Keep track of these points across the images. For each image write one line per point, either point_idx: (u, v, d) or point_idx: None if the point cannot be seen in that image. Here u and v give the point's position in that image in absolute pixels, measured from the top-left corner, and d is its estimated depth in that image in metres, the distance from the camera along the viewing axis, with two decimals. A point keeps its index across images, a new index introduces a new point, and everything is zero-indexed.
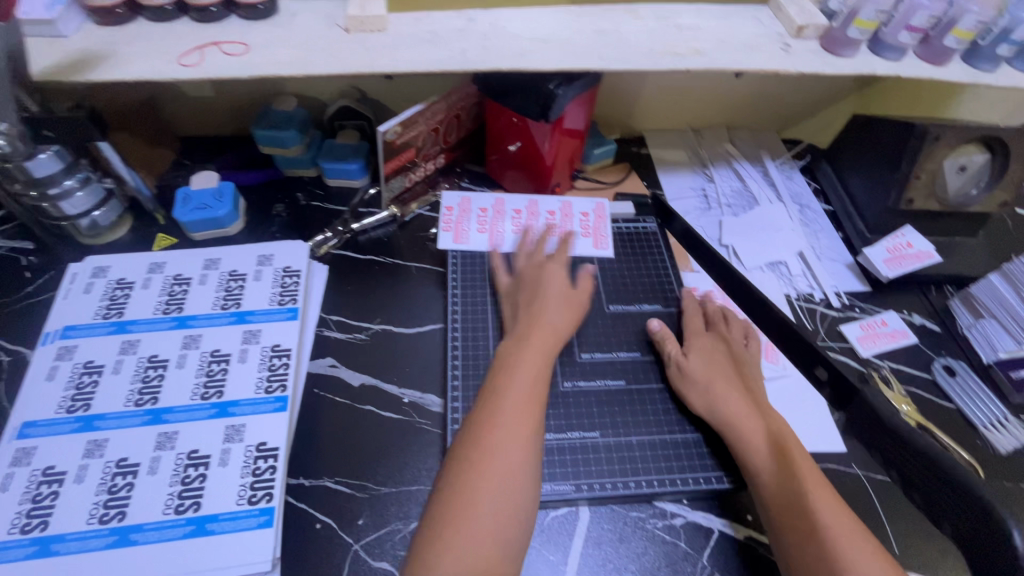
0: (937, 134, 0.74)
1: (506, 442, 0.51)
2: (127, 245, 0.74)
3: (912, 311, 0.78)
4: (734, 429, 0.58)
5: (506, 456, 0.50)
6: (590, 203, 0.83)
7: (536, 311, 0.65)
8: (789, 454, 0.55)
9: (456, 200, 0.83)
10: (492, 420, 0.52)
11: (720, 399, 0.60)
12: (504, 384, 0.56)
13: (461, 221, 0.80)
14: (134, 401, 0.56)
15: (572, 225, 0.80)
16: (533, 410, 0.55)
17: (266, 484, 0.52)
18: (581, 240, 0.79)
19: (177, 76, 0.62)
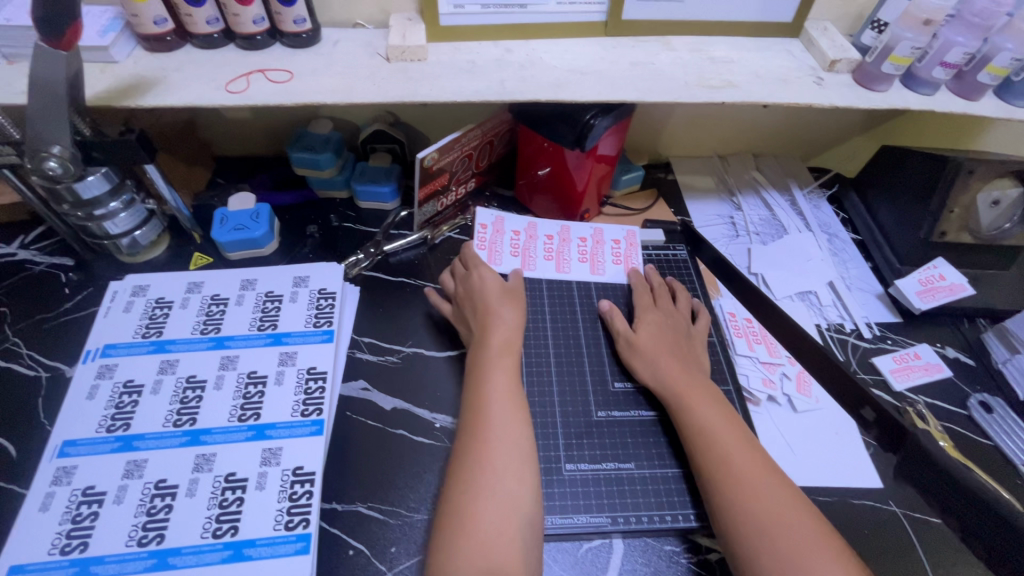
0: (971, 168, 0.75)
1: (503, 441, 0.54)
2: (164, 263, 0.76)
3: (945, 344, 0.77)
4: (682, 403, 0.60)
5: (498, 451, 0.53)
6: (622, 230, 0.84)
7: (508, 309, 0.67)
8: (731, 430, 0.56)
9: (490, 218, 0.83)
10: (482, 419, 0.55)
11: (662, 368, 0.63)
12: (484, 380, 0.59)
13: (494, 241, 0.80)
14: (172, 422, 0.57)
15: (603, 252, 0.81)
16: (519, 406, 0.57)
17: (303, 509, 0.52)
18: (612, 267, 0.79)
19: (224, 102, 0.64)
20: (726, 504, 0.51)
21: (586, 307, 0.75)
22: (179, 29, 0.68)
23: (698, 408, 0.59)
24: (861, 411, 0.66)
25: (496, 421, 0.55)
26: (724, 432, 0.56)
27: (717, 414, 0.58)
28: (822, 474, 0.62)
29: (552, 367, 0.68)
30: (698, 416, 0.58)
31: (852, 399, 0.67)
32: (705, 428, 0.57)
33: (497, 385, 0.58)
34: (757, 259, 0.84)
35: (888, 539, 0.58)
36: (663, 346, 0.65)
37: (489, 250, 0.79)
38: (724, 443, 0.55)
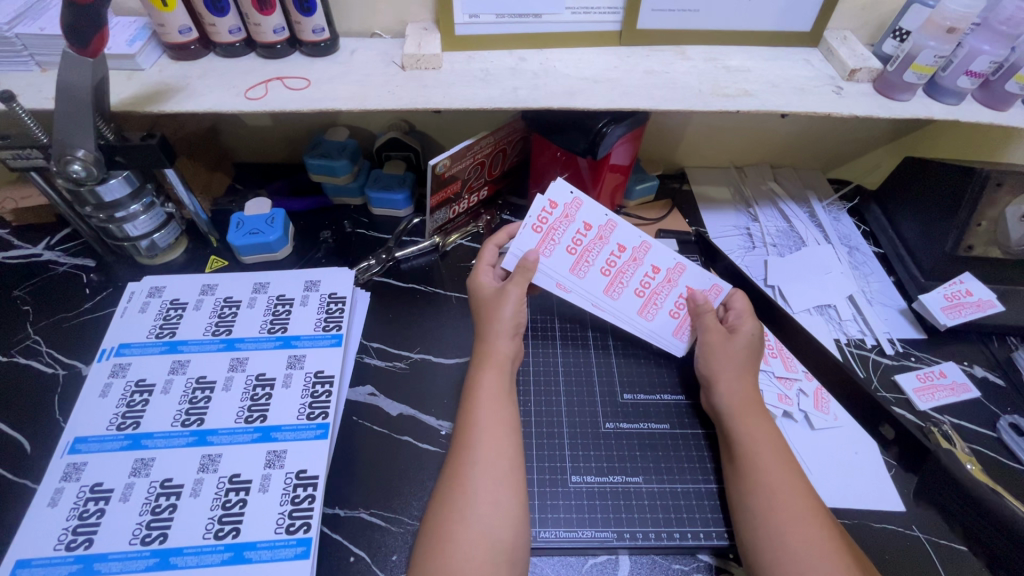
0: (999, 180, 0.73)
1: (481, 464, 0.52)
2: (182, 265, 0.77)
3: (972, 362, 0.74)
4: (731, 422, 0.57)
5: (479, 473, 0.52)
6: (708, 280, 0.69)
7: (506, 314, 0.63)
8: (777, 456, 0.53)
9: (567, 196, 0.65)
10: (466, 440, 0.54)
11: (724, 389, 0.60)
12: (480, 397, 0.58)
13: (556, 227, 0.66)
14: (181, 421, 0.57)
15: (665, 295, 0.68)
16: (506, 428, 0.56)
17: (304, 513, 0.52)
18: (664, 317, 0.68)
19: (242, 108, 0.65)
20: (766, 525, 0.49)
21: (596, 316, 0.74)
22: (202, 39, 0.70)
23: (750, 428, 0.56)
24: (881, 428, 0.64)
25: (482, 442, 0.54)
26: (766, 456, 0.53)
27: (762, 437, 0.55)
28: (841, 496, 0.60)
29: (560, 376, 0.67)
30: (743, 437, 0.55)
31: (873, 417, 0.64)
32: (750, 450, 0.54)
33: (486, 406, 0.57)
34: (774, 270, 0.82)
35: (909, 563, 0.55)
36: (737, 356, 0.61)
37: (544, 235, 0.66)
38: (765, 467, 0.52)
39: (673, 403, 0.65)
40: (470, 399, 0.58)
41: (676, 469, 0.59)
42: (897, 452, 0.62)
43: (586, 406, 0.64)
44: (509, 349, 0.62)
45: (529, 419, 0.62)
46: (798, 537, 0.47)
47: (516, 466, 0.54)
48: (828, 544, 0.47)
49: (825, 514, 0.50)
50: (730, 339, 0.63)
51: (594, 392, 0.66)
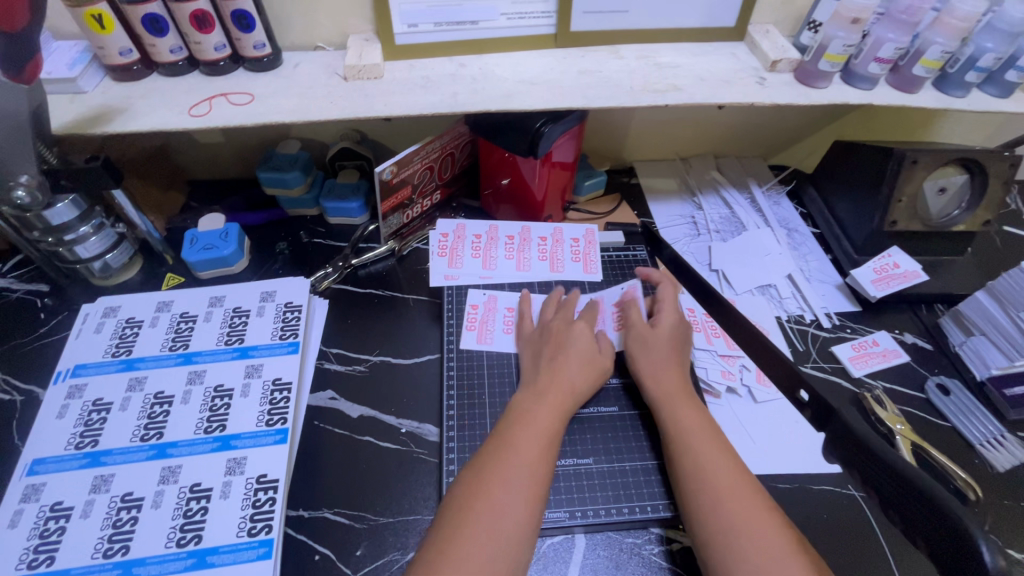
0: (914, 158, 0.77)
1: (504, 477, 0.52)
2: (137, 285, 0.78)
3: (903, 330, 0.79)
4: (664, 405, 0.61)
5: (499, 489, 0.51)
6: (622, 288, 0.77)
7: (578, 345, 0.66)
8: (715, 448, 0.56)
9: (481, 296, 0.77)
10: (508, 440, 0.55)
11: (652, 376, 0.64)
12: (518, 421, 0.58)
13: (486, 320, 0.75)
14: (140, 436, 0.58)
15: (606, 318, 0.74)
16: (543, 453, 0.55)
17: (265, 516, 0.54)
18: (616, 334, 0.72)
19: (187, 126, 0.66)
20: (700, 500, 0.52)
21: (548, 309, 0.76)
22: (145, 59, 0.71)
23: (678, 410, 0.60)
24: (797, 392, 0.59)
25: (512, 460, 0.53)
26: (700, 446, 0.56)
27: (693, 417, 0.59)
28: (781, 462, 0.63)
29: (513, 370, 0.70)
30: (675, 418, 0.59)
31: (791, 382, 0.60)
32: (680, 430, 0.58)
33: (524, 430, 0.56)
34: (717, 255, 0.86)
35: (844, 520, 0.59)
36: (658, 345, 0.66)
37: (480, 329, 0.74)
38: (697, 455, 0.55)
39: (621, 387, 0.68)
40: (504, 425, 0.58)
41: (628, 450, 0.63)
42: None
43: None
44: (581, 373, 0.64)
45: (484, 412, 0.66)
46: (752, 526, 0.49)
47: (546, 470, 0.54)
48: (779, 534, 0.48)
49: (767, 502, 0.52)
50: (653, 331, 0.67)
51: None
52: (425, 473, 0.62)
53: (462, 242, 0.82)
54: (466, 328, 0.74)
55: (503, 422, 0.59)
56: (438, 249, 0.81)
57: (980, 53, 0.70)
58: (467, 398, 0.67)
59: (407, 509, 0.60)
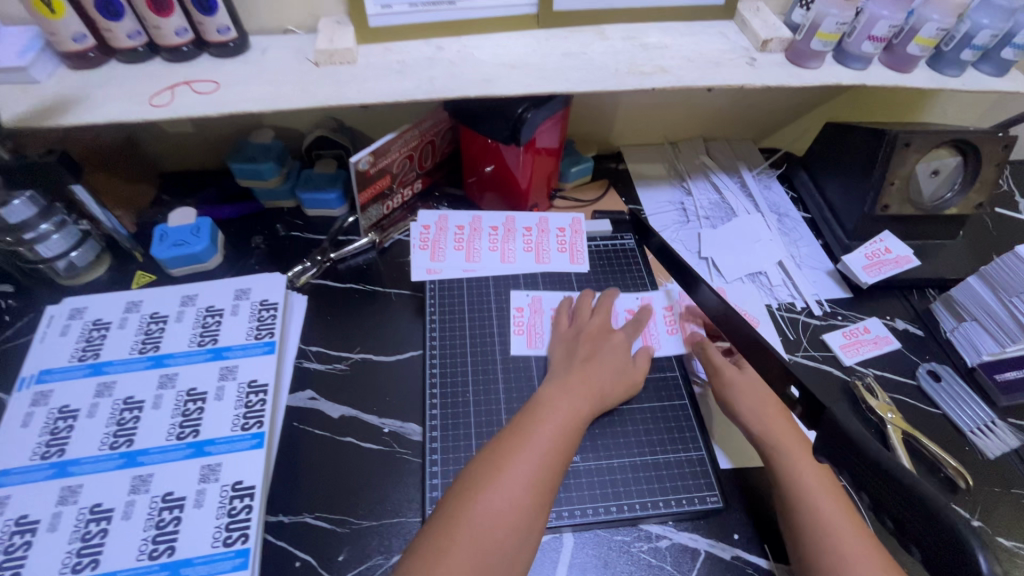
0: (908, 140, 0.75)
1: (486, 507, 0.49)
2: (105, 285, 0.74)
3: (894, 316, 0.78)
4: (780, 456, 0.57)
5: (483, 520, 0.49)
6: (670, 296, 0.76)
7: (606, 348, 0.65)
8: (832, 501, 0.53)
9: (526, 299, 0.75)
10: (521, 432, 0.56)
11: (768, 419, 0.60)
12: (514, 442, 0.54)
13: (534, 324, 0.72)
14: (109, 444, 0.56)
15: (653, 323, 0.73)
16: (538, 482, 0.52)
17: (242, 525, 0.52)
18: (665, 339, 0.71)
19: (148, 116, 0.63)
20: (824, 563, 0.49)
21: (534, 301, 0.74)
22: (101, 45, 0.67)
23: (793, 459, 0.56)
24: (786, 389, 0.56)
25: (500, 489, 0.50)
26: (817, 498, 0.53)
27: (810, 469, 0.55)
28: None
29: (497, 366, 0.68)
30: (793, 470, 0.55)
31: (781, 377, 0.57)
32: (799, 483, 0.54)
33: (520, 454, 0.53)
34: (706, 243, 0.84)
35: None
36: (749, 386, 0.63)
37: (528, 334, 0.71)
38: (817, 511, 0.52)
39: None
40: (498, 445, 0.55)
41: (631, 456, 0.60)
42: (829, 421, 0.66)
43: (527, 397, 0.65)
44: (604, 377, 0.62)
45: (468, 411, 0.64)
46: None
47: (558, 466, 0.54)
48: None
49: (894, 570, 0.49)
50: (735, 369, 0.65)
51: (531, 377, 0.67)
52: (409, 474, 0.61)
53: (444, 234, 0.79)
54: (515, 333, 0.71)
55: (498, 440, 0.56)
56: (419, 241, 0.78)
57: (975, 31, 0.68)
58: (451, 397, 0.66)
59: (391, 511, 0.59)
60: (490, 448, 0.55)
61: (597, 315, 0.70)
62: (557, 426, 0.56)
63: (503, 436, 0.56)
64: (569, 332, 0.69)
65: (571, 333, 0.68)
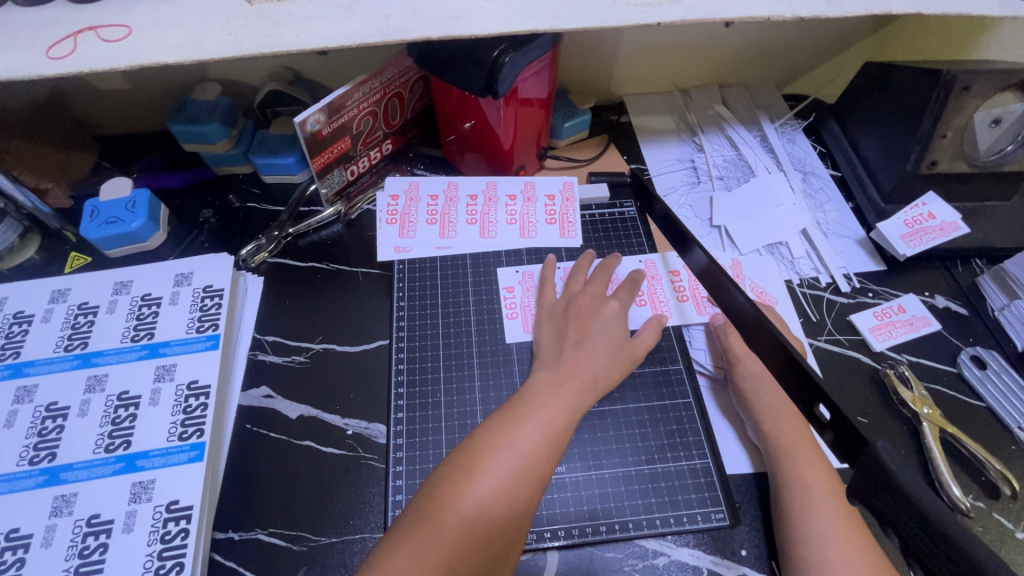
0: (966, 83, 0.62)
1: (441, 526, 0.41)
2: (36, 267, 0.66)
3: (934, 292, 0.68)
4: (786, 461, 0.50)
5: (434, 543, 0.41)
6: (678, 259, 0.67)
7: (603, 326, 0.57)
8: (849, 545, 0.44)
9: (516, 276, 0.65)
10: (507, 421, 0.48)
11: (776, 421, 0.53)
12: (483, 451, 0.46)
13: (528, 303, 0.63)
14: (28, 459, 0.49)
15: (662, 290, 0.64)
16: (510, 498, 0.44)
17: (176, 552, 0.45)
18: (677, 308, 0.63)
19: (45, 72, 0.51)
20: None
21: (523, 280, 0.65)
22: None
23: (799, 468, 0.49)
24: (813, 406, 0.38)
25: (460, 507, 0.43)
26: (832, 540, 0.45)
27: (820, 480, 0.48)
28: None
29: (473, 360, 0.60)
30: (797, 479, 0.49)
31: (804, 394, 0.40)
32: (803, 496, 0.48)
33: (489, 467, 0.45)
34: (719, 208, 0.73)
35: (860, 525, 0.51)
36: (765, 381, 0.55)
37: (523, 316, 0.63)
38: (829, 557, 0.44)
39: None
40: (464, 453, 0.46)
41: (623, 461, 0.54)
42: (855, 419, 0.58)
43: (505, 395, 0.57)
44: (600, 366, 0.54)
45: (439, 413, 0.57)
46: None
47: (547, 464, 0.47)
48: None
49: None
50: (750, 360, 0.56)
51: (511, 373, 0.59)
52: (373, 484, 0.54)
53: (415, 204, 0.70)
54: (506, 316, 0.63)
55: (465, 446, 0.47)
56: (386, 214, 0.69)
57: None
58: (419, 398, 0.58)
59: (354, 527, 0.52)
60: (454, 455, 0.47)
61: (590, 286, 0.60)
62: (538, 433, 0.48)
63: (471, 440, 0.48)
64: (558, 304, 0.60)
65: (564, 306, 0.59)
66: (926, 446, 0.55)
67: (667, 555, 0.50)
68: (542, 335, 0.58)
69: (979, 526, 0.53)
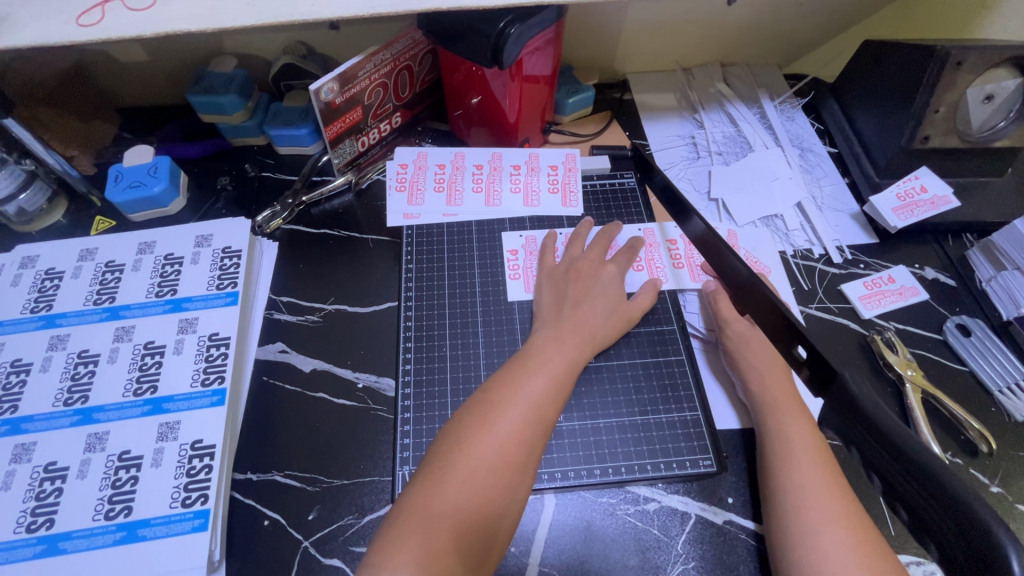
0: (960, 57, 0.64)
1: (467, 472, 0.45)
2: (63, 230, 0.70)
3: (924, 264, 0.70)
4: (771, 414, 0.53)
5: (459, 486, 0.44)
6: (677, 230, 0.69)
7: (602, 287, 0.60)
8: (825, 489, 0.47)
9: (519, 241, 0.68)
10: (515, 372, 0.51)
11: (764, 379, 0.55)
12: (497, 403, 0.49)
13: (529, 266, 0.66)
14: (63, 401, 0.53)
15: (659, 256, 0.67)
16: (524, 443, 0.47)
17: (201, 485, 0.49)
18: (673, 274, 0.66)
19: (74, 39, 0.53)
20: (796, 523, 0.46)
21: (526, 245, 0.68)
22: None
23: (783, 420, 0.52)
24: (793, 348, 0.43)
25: (479, 452, 0.46)
26: (808, 488, 0.47)
27: (802, 432, 0.51)
28: None
29: (477, 320, 0.63)
30: (780, 432, 0.52)
31: (787, 336, 0.44)
32: (785, 446, 0.51)
33: (502, 415, 0.48)
34: (718, 182, 0.76)
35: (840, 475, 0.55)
36: (755, 343, 0.58)
37: (525, 278, 0.66)
38: (804, 502, 0.47)
39: None
40: (478, 405, 0.49)
41: (617, 412, 0.57)
42: None
43: (507, 352, 0.60)
44: (599, 325, 0.57)
45: (444, 366, 0.60)
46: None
47: (554, 411, 0.50)
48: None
49: (881, 541, 0.45)
50: (740, 323, 0.59)
51: (514, 331, 0.62)
52: (382, 432, 0.57)
53: (423, 173, 0.72)
54: (509, 278, 0.66)
55: (479, 399, 0.50)
56: (395, 182, 0.72)
57: None
58: (426, 352, 0.61)
59: (365, 470, 0.55)
60: (469, 408, 0.49)
61: (591, 251, 0.63)
62: (544, 384, 0.51)
63: (484, 393, 0.50)
64: (560, 266, 0.63)
65: (563, 269, 0.62)
66: (908, 406, 0.58)
67: (658, 500, 0.53)
68: (544, 294, 0.61)
69: None
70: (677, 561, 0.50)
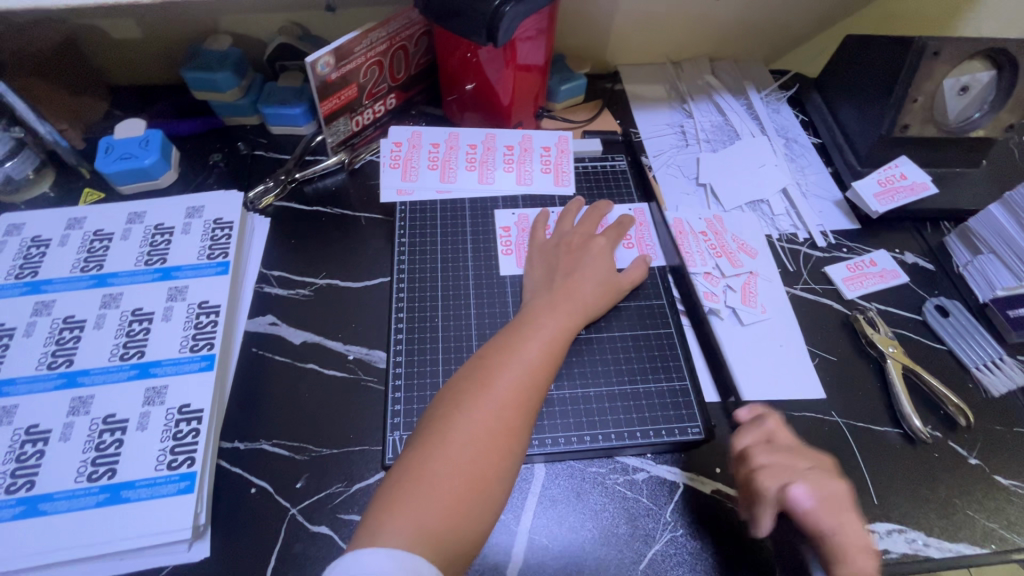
0: (937, 48, 0.66)
1: (468, 432, 0.45)
2: (50, 202, 0.69)
3: (904, 250, 0.72)
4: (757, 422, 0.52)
5: (461, 446, 0.44)
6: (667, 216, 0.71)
7: (594, 260, 0.61)
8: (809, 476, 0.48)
9: (512, 218, 0.69)
10: (511, 339, 0.52)
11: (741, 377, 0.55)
12: (494, 366, 0.49)
13: (521, 243, 0.67)
14: (47, 364, 0.52)
15: (649, 235, 0.68)
16: (522, 405, 0.47)
17: (188, 448, 0.49)
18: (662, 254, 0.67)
19: None
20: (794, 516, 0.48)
21: (518, 224, 0.68)
22: None
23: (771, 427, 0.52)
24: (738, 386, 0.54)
25: (477, 413, 0.46)
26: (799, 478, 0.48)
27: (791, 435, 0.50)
28: (759, 389, 0.59)
29: (470, 292, 0.63)
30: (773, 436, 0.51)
31: None
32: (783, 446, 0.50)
33: (500, 379, 0.48)
34: (706, 168, 0.77)
35: (824, 448, 0.56)
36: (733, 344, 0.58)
37: (517, 254, 0.66)
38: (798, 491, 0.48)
39: None
40: (476, 369, 0.49)
41: (605, 382, 0.57)
42: (822, 363, 0.62)
43: (499, 324, 0.61)
44: (592, 297, 0.58)
45: (437, 337, 0.60)
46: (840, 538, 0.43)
47: (548, 375, 0.51)
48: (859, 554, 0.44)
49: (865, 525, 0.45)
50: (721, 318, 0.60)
51: (506, 303, 0.63)
52: (373, 402, 0.57)
53: (417, 151, 0.73)
54: (502, 253, 0.66)
55: (476, 363, 0.50)
56: (390, 160, 0.72)
57: None
58: (418, 323, 0.61)
59: (355, 439, 0.55)
60: (466, 372, 0.50)
61: (583, 228, 0.64)
62: (540, 350, 0.51)
63: (481, 358, 0.51)
64: (549, 240, 0.64)
65: (551, 246, 0.63)
66: (890, 382, 0.60)
67: (647, 471, 0.54)
68: (535, 270, 0.62)
69: (936, 453, 0.57)
70: (664, 528, 0.50)
